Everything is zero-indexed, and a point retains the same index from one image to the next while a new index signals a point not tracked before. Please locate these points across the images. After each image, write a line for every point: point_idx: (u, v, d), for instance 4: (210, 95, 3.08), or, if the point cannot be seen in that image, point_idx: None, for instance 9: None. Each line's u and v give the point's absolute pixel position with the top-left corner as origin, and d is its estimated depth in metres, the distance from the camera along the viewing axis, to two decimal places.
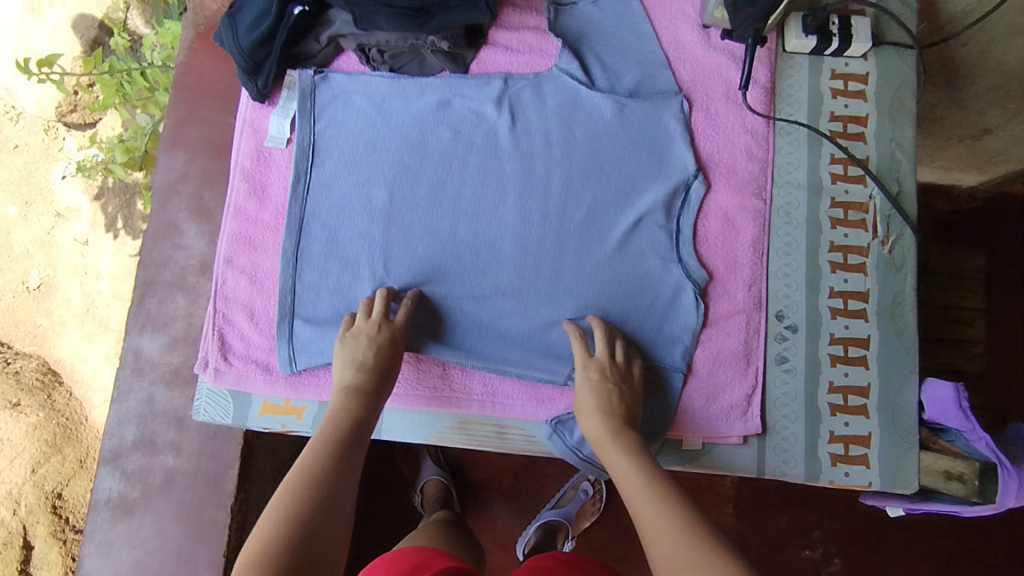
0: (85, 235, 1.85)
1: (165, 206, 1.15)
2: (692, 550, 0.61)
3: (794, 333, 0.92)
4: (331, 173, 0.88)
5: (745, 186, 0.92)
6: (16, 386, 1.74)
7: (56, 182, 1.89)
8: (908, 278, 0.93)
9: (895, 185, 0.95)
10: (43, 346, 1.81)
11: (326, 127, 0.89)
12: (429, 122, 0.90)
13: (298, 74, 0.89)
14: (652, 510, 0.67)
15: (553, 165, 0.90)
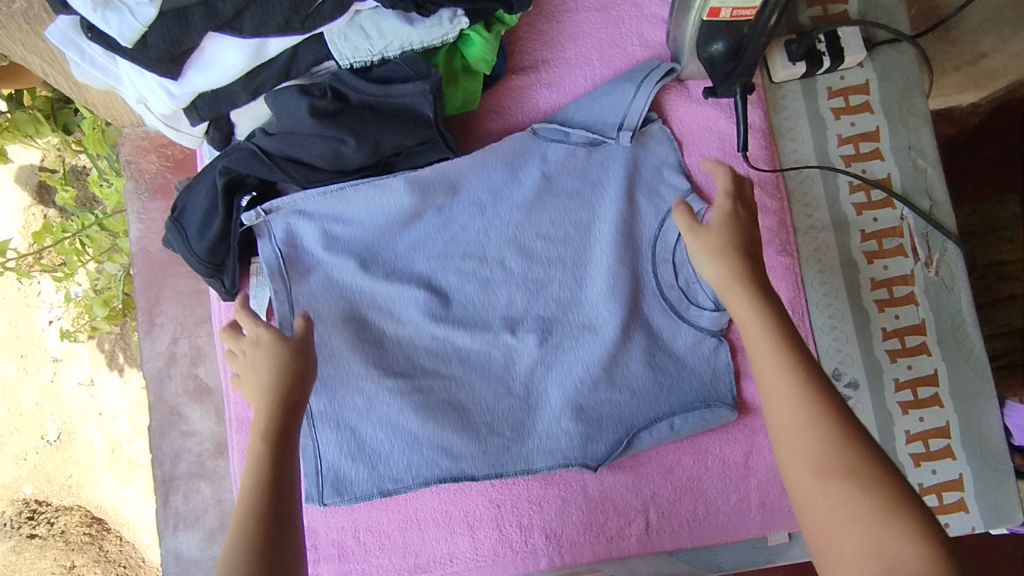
0: (88, 375, 1.76)
1: (162, 394, 1.08)
2: (830, 483, 0.54)
3: (856, 389, 0.85)
4: (325, 335, 0.81)
5: (767, 246, 0.85)
6: (66, 547, 1.71)
7: (45, 327, 1.78)
8: (963, 295, 0.87)
9: (926, 200, 0.87)
10: (81, 495, 1.73)
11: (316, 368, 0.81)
12: (411, 340, 0.83)
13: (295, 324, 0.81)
14: (804, 438, 0.56)
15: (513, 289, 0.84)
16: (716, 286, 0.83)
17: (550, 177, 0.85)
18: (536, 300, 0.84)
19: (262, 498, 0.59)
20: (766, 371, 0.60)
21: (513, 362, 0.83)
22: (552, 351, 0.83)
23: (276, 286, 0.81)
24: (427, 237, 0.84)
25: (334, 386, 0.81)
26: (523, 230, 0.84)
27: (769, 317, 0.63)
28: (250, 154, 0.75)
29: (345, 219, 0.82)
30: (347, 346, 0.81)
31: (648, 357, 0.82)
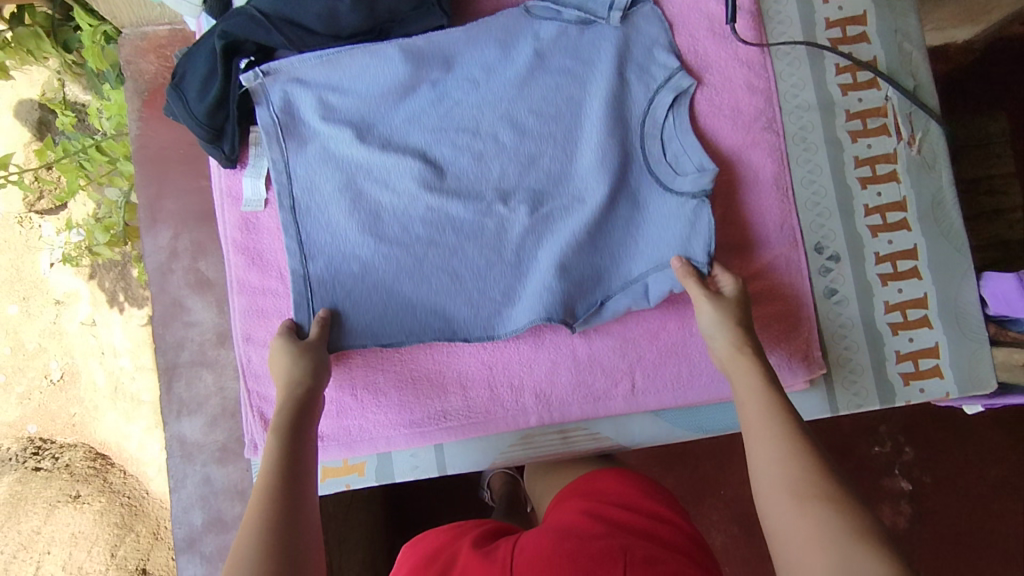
0: (89, 316, 1.79)
1: (163, 286, 1.11)
2: (806, 503, 0.58)
3: (837, 262, 0.87)
4: (318, 204, 0.82)
5: (754, 122, 0.87)
6: (71, 478, 1.75)
7: (47, 271, 1.81)
8: (944, 173, 0.89)
9: (911, 80, 0.89)
10: (83, 433, 1.80)
11: (309, 237, 0.82)
12: (404, 213, 0.83)
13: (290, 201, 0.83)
14: (779, 461, 0.62)
15: (506, 165, 0.84)
16: (699, 151, 0.84)
17: (543, 50, 0.84)
18: (528, 172, 0.84)
19: (280, 451, 0.67)
20: (752, 409, 0.68)
21: (505, 230, 0.83)
22: (543, 219, 0.84)
23: (272, 152, 0.82)
24: (419, 108, 0.83)
25: (333, 253, 0.82)
26: (517, 105, 0.84)
27: (775, 393, 0.69)
28: (248, 18, 0.77)
29: (339, 91, 0.82)
30: (344, 215, 0.82)
31: (632, 222, 0.84)
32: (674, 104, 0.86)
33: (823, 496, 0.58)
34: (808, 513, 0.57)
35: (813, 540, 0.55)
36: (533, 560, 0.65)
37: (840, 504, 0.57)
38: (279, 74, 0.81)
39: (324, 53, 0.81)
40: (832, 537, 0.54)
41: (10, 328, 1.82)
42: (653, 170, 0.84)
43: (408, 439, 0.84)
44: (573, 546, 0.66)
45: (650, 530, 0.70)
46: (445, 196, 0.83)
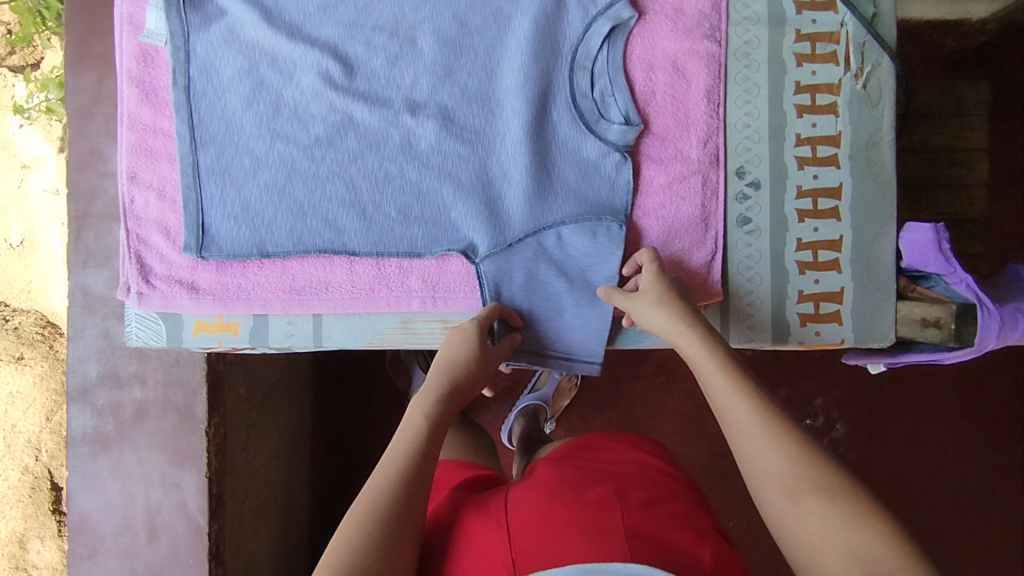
0: (54, 184, 1.46)
1: (82, 131, 1.07)
2: (804, 498, 0.56)
3: (756, 190, 0.83)
4: (214, 86, 0.79)
5: (696, 28, 0.82)
6: (17, 341, 1.44)
7: (14, 130, 1.46)
8: (886, 113, 0.84)
9: (870, 7, 0.83)
10: (39, 300, 1.46)
11: (204, 118, 0.79)
12: (306, 108, 0.81)
13: (189, 72, 0.79)
14: (774, 456, 0.58)
15: (420, 74, 0.82)
16: (628, 96, 0.81)
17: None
18: (442, 87, 0.82)
19: (426, 444, 0.66)
20: (721, 398, 0.64)
21: (410, 143, 0.81)
22: (451, 140, 0.81)
23: (172, 22, 0.78)
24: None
25: (224, 143, 0.80)
26: (439, 13, 0.82)
27: (736, 373, 0.65)
28: None
29: None
30: (241, 104, 0.80)
31: (546, 150, 0.82)
32: (611, 36, 0.82)
33: (818, 485, 0.56)
34: (807, 509, 0.55)
35: (824, 535, 0.53)
36: (528, 514, 0.64)
37: (827, 489, 0.55)
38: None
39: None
40: (833, 517, 0.54)
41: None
42: (580, 107, 0.82)
43: (286, 304, 0.81)
44: (570, 496, 0.66)
45: (637, 475, 0.71)
46: (349, 96, 0.81)
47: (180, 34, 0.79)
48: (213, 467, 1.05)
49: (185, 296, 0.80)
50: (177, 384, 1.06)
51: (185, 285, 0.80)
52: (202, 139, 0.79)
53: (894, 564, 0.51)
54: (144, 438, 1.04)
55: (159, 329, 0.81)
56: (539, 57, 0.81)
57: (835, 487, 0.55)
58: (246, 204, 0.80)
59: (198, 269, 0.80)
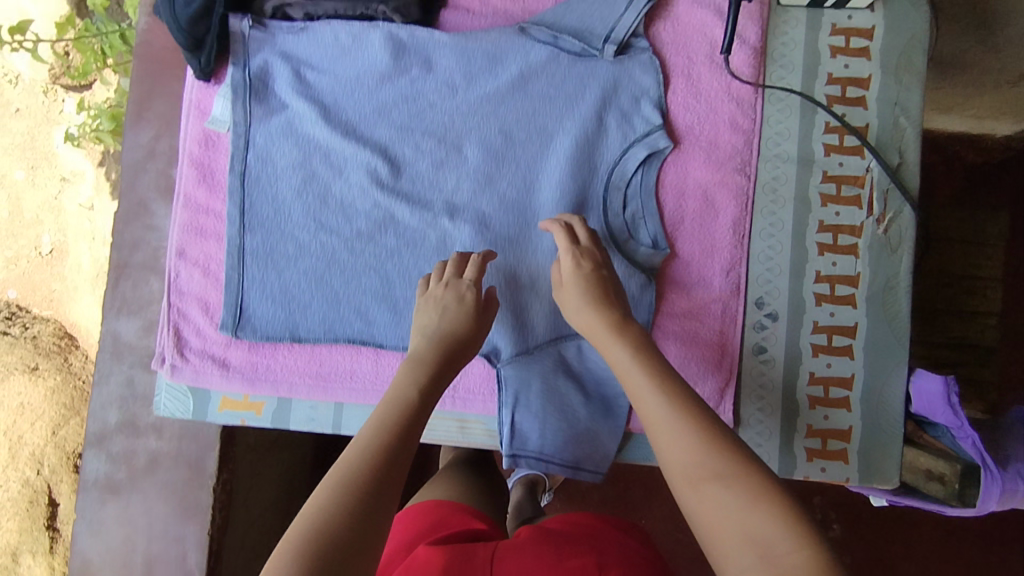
0: (90, 201, 1.53)
1: (133, 184, 1.12)
2: (703, 487, 0.56)
3: (774, 321, 0.86)
4: (267, 175, 0.84)
5: (727, 161, 0.86)
6: (33, 350, 1.49)
7: (60, 145, 1.54)
8: (905, 258, 0.87)
9: (896, 157, 0.87)
10: (60, 311, 1.51)
11: (255, 204, 0.84)
12: (350, 202, 0.85)
13: (246, 159, 0.84)
14: (680, 446, 0.59)
15: (462, 181, 0.86)
16: (658, 222, 0.85)
17: (528, 80, 0.86)
18: (481, 194, 0.86)
19: (400, 418, 0.64)
20: (647, 397, 0.65)
21: (445, 246, 0.85)
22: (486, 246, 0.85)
23: (236, 114, 0.83)
24: (391, 105, 0.85)
25: (270, 229, 0.84)
26: (487, 127, 0.86)
27: (653, 370, 0.67)
28: None
29: (316, 70, 0.84)
30: (291, 194, 0.84)
31: None
32: (646, 162, 0.86)
33: (717, 473, 0.56)
34: (705, 495, 0.56)
35: (720, 518, 0.54)
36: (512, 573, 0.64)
37: (726, 477, 0.56)
38: (268, 34, 0.83)
39: (310, 24, 0.83)
40: (731, 496, 0.54)
41: (12, 191, 1.55)
42: (611, 228, 0.86)
43: (311, 389, 0.84)
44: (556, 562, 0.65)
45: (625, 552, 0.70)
46: (392, 196, 0.85)
47: (242, 125, 0.84)
48: (216, 524, 1.06)
49: (215, 373, 0.83)
50: (192, 438, 1.08)
51: (217, 362, 0.84)
52: (249, 223, 0.84)
53: (790, 548, 0.50)
54: (153, 490, 1.07)
55: (187, 402, 0.84)
56: (577, 178, 0.86)
57: (733, 474, 0.56)
58: (285, 290, 0.83)
59: (230, 347, 0.84)
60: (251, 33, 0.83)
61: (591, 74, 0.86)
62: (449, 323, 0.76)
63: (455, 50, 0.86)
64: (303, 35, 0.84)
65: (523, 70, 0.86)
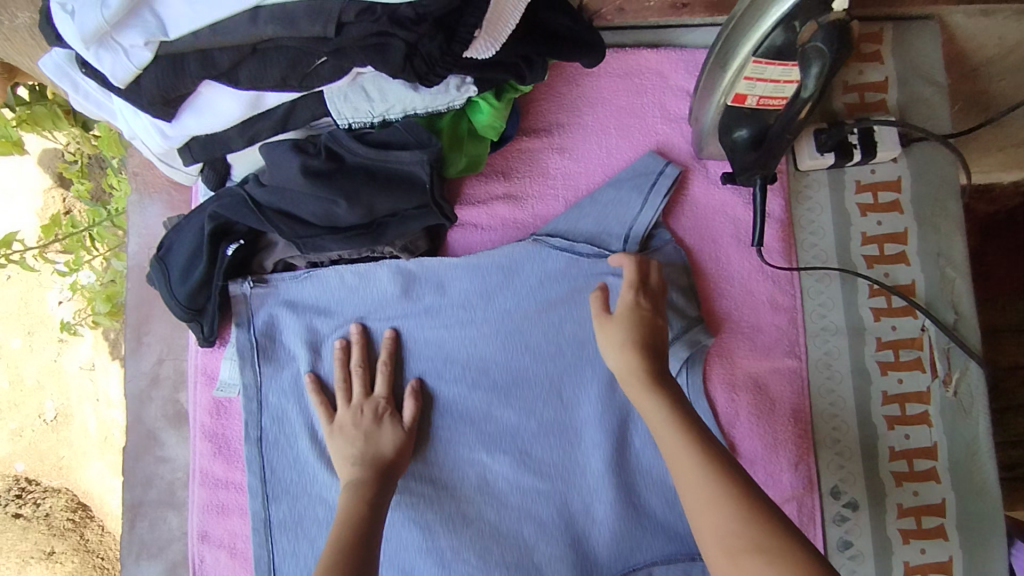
0: (90, 360, 1.40)
1: (141, 415, 1.05)
2: (743, 561, 0.52)
3: (854, 511, 0.80)
4: (285, 437, 0.77)
5: (774, 346, 0.80)
6: (48, 531, 1.36)
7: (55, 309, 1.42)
8: (982, 420, 0.80)
9: (951, 313, 0.81)
10: (69, 478, 1.38)
11: (277, 471, 0.77)
12: None
13: (259, 423, 0.77)
14: (698, 483, 0.58)
15: (496, 408, 0.80)
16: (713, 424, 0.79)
17: (548, 288, 0.80)
18: (518, 420, 0.79)
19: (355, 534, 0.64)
20: (681, 468, 0.59)
21: (487, 482, 0.79)
22: (530, 476, 0.79)
23: (245, 377, 0.77)
24: (408, 337, 0.80)
25: (297, 495, 0.77)
26: (514, 346, 0.80)
27: (698, 429, 0.62)
28: (241, 202, 0.71)
29: (323, 316, 0.79)
30: (312, 453, 0.77)
31: (629, 481, 0.78)
32: (690, 360, 0.79)
33: (757, 548, 0.52)
34: (745, 572, 0.52)
35: None
36: None
37: (751, 508, 0.55)
38: (270, 288, 0.78)
39: (313, 270, 0.79)
40: (750, 542, 0.53)
41: (10, 361, 1.42)
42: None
43: None
44: None
45: None
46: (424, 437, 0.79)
47: (253, 388, 0.78)
48: None
49: None
50: None
51: None
52: (272, 495, 0.77)
53: None
54: None
55: None
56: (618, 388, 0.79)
57: (773, 550, 0.52)
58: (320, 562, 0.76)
59: None
60: (252, 292, 0.77)
61: (616, 275, 0.79)
62: (372, 443, 0.73)
63: (467, 271, 0.80)
64: (306, 283, 0.79)
65: (543, 280, 0.80)
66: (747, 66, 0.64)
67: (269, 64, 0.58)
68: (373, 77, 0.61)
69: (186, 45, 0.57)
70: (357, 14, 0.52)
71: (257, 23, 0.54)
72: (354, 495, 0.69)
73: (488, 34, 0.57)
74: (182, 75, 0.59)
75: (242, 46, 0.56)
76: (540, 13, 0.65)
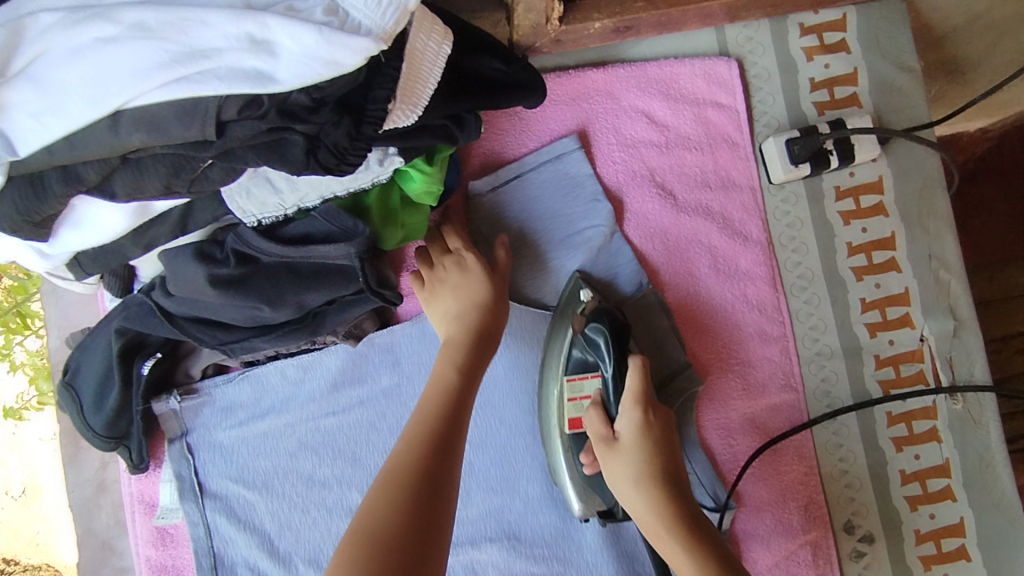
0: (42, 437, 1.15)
1: (91, 526, 0.92)
2: None
3: (871, 544, 0.74)
4: (245, 559, 0.69)
5: (769, 381, 0.74)
6: None
7: None
8: (993, 428, 0.74)
9: (950, 318, 0.75)
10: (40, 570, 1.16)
11: None
12: None
13: (201, 553, 0.68)
14: (631, 493, 0.58)
15: (478, 493, 0.72)
16: (711, 473, 0.73)
17: (517, 347, 0.73)
18: (502, 503, 0.72)
19: (437, 436, 0.56)
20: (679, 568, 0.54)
21: (476, 574, 0.71)
22: (522, 562, 0.71)
23: (186, 503, 0.69)
24: (369, 428, 0.70)
25: None
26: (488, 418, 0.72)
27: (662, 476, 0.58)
28: (150, 315, 0.61)
29: (267, 422, 0.70)
30: (276, 572, 0.69)
31: (631, 553, 0.71)
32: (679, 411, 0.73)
33: None
34: None
35: None
36: None
37: None
38: (203, 397, 0.69)
39: (249, 370, 0.70)
40: None
41: None
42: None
43: None
44: None
45: None
46: None
47: (199, 513, 0.69)
48: None
49: None
50: None
51: None
52: None
53: None
54: None
55: None
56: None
57: None
58: None
59: None
60: (183, 405, 0.69)
61: None
62: (467, 292, 0.66)
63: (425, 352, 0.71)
64: (248, 391, 0.70)
65: (508, 342, 0.73)
66: (564, 386, 0.67)
67: (146, 173, 0.48)
68: (275, 170, 0.51)
69: (40, 162, 0.46)
70: (238, 111, 0.44)
71: (119, 133, 0.44)
72: (438, 387, 0.60)
73: (405, 103, 0.48)
74: (45, 200, 0.49)
75: (109, 158, 0.46)
76: (463, 60, 0.56)
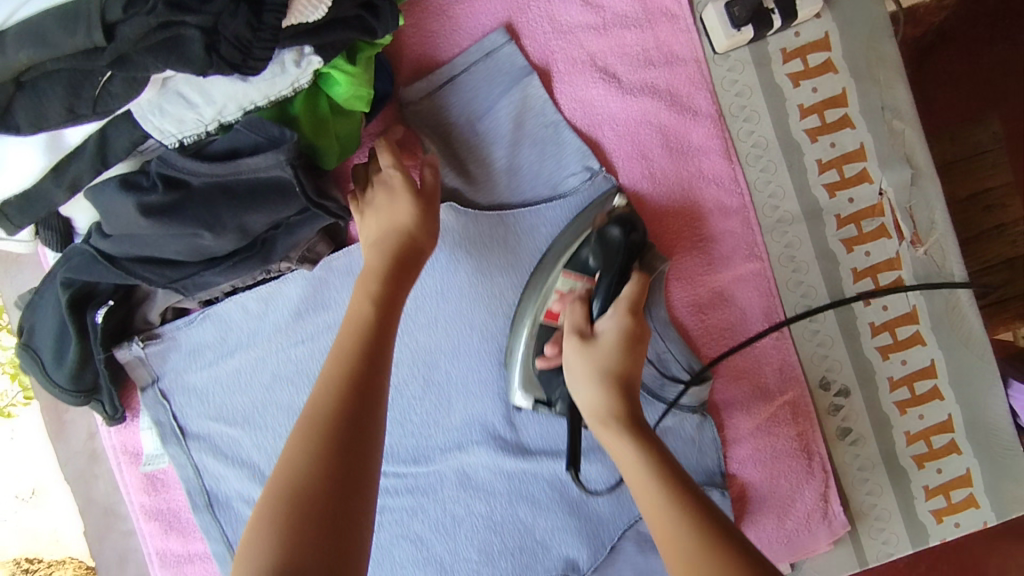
0: None
1: (89, 495, 0.92)
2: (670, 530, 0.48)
3: (848, 397, 0.76)
4: (236, 493, 0.69)
5: (734, 253, 0.74)
6: None
7: None
8: (956, 270, 0.75)
9: (907, 168, 0.75)
10: None
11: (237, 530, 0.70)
12: None
13: (193, 492, 0.69)
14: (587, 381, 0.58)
15: (458, 399, 0.72)
16: (686, 350, 0.73)
17: (477, 252, 0.72)
18: (483, 407, 0.72)
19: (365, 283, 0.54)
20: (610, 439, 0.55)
21: (467, 477, 0.72)
22: (510, 459, 0.72)
23: (170, 447, 0.69)
24: None
25: None
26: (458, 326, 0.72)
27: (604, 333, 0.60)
28: (91, 259, 0.59)
29: (236, 358, 0.69)
30: None
31: None
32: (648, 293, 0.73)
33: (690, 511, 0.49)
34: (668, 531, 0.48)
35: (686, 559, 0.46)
36: None
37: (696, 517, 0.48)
38: (166, 341, 0.69)
39: (209, 309, 0.69)
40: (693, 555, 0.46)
41: None
42: None
43: None
44: None
45: None
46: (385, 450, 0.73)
47: (184, 454, 0.69)
48: None
49: None
50: None
51: None
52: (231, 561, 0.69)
53: None
54: None
55: None
56: None
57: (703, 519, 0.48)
58: None
59: None
60: (147, 351, 0.68)
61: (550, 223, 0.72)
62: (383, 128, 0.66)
63: None
64: (212, 329, 0.69)
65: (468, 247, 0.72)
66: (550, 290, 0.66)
67: (46, 97, 0.45)
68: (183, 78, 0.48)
69: None
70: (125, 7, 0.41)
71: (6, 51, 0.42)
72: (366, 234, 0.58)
73: None
74: None
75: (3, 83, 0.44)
76: None
